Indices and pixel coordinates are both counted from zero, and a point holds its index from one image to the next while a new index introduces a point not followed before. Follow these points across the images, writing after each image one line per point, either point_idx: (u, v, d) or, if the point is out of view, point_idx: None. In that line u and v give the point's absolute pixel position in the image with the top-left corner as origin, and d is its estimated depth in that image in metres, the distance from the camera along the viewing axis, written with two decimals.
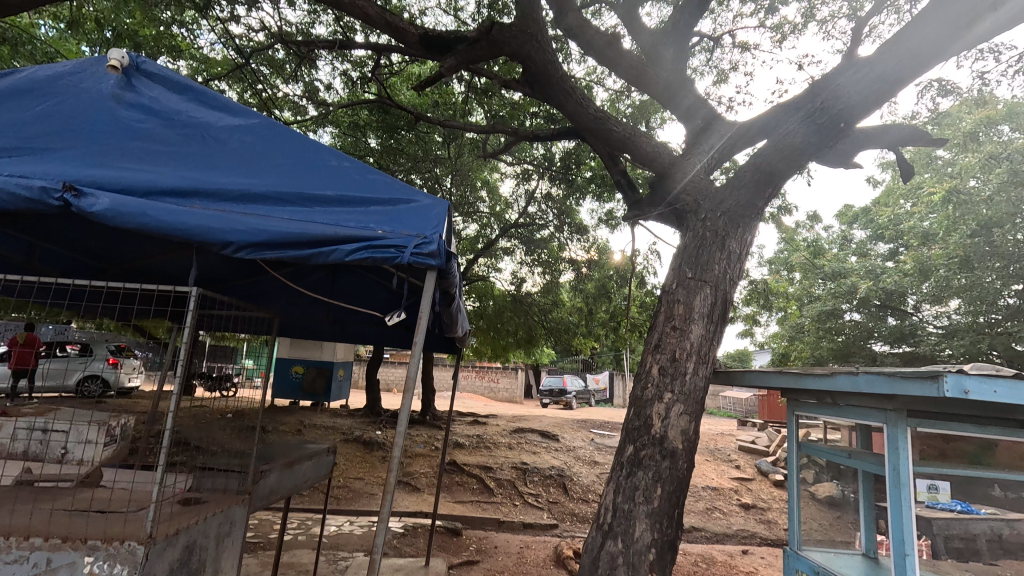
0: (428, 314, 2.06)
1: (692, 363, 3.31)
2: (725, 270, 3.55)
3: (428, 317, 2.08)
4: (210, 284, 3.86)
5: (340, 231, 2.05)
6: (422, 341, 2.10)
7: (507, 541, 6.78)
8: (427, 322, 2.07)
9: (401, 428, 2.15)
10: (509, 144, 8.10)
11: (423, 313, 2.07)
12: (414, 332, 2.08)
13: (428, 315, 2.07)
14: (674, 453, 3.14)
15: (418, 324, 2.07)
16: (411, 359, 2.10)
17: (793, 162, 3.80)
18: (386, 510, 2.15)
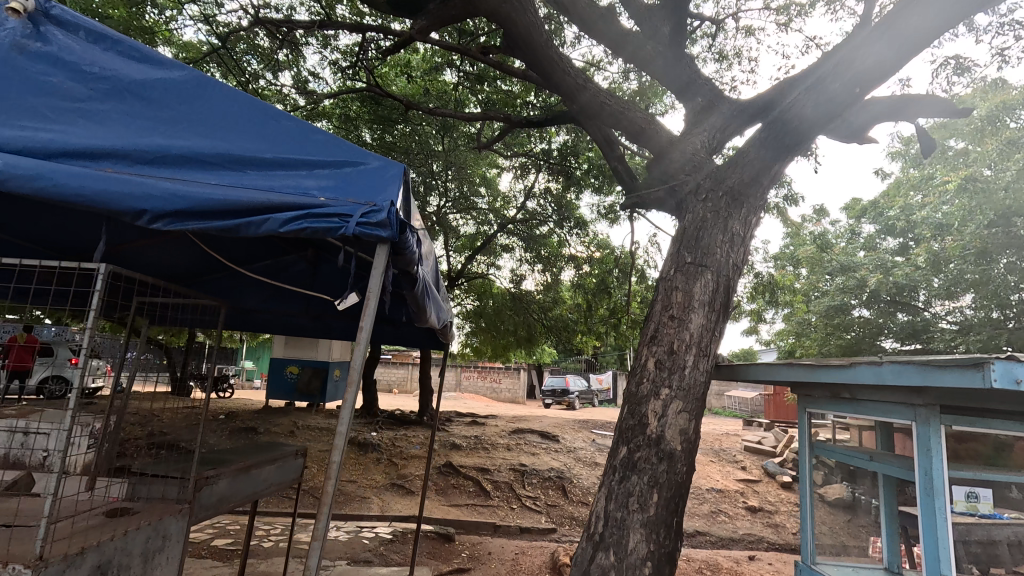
0: (377, 295, 1.77)
1: (691, 355, 3.00)
2: (727, 254, 3.24)
3: (377, 299, 1.78)
4: (174, 272, 3.60)
5: (275, 197, 1.76)
6: (370, 327, 1.80)
7: (501, 547, 6.46)
8: (376, 305, 1.78)
9: (344, 428, 1.86)
10: (504, 133, 7.79)
11: (371, 293, 1.77)
12: (361, 315, 1.79)
13: (377, 297, 1.78)
14: (672, 455, 2.83)
15: (365, 306, 1.78)
16: (358, 347, 1.81)
17: (794, 141, 3.49)
18: (322, 527, 1.86)
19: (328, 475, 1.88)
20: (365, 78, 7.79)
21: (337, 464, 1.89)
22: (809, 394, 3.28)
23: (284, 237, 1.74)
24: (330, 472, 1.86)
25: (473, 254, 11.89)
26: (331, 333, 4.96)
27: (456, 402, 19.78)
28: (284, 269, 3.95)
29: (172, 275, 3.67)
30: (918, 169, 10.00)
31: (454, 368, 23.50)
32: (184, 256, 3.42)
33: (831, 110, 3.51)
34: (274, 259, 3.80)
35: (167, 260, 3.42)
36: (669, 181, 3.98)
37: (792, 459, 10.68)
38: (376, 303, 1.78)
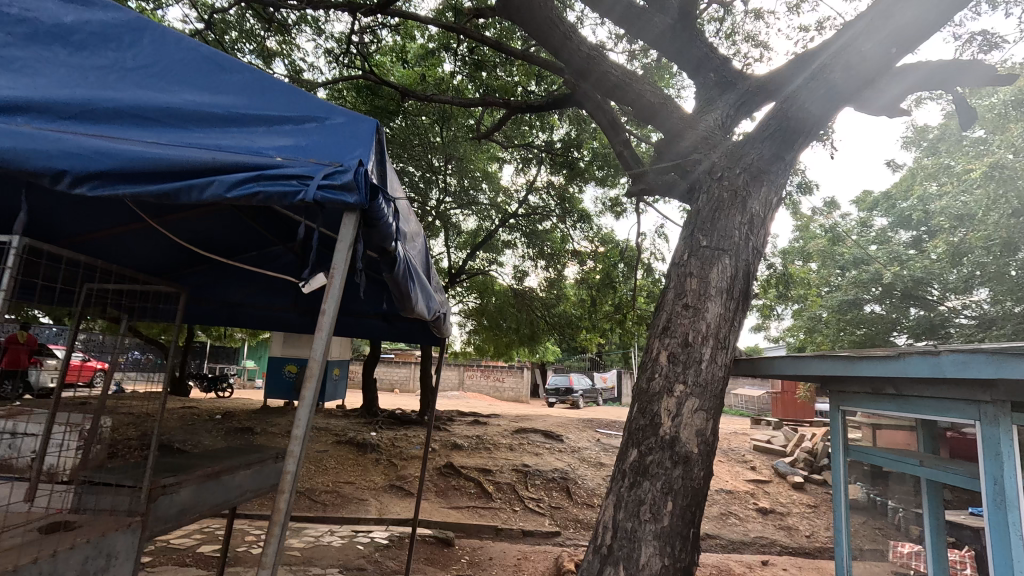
0: (343, 272, 1.49)
1: (707, 348, 2.71)
2: (746, 236, 2.95)
3: (344, 278, 1.51)
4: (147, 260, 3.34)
5: (223, 157, 1.48)
6: (334, 312, 1.52)
7: (503, 552, 6.18)
8: (342, 284, 1.50)
9: (302, 433, 1.54)
10: (505, 120, 7.47)
11: (336, 270, 1.49)
12: (324, 297, 1.51)
13: (344, 275, 1.50)
14: (689, 458, 2.55)
15: (329, 285, 1.50)
16: (321, 334, 1.52)
17: (819, 115, 3.20)
18: (272, 553, 1.53)
19: (280, 490, 1.55)
20: (359, 66, 7.50)
21: (292, 477, 1.55)
22: (842, 388, 3.05)
23: (232, 204, 1.46)
24: (283, 486, 1.53)
25: (474, 250, 11.60)
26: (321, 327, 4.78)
27: (458, 401, 19.50)
28: (271, 258, 3.76)
29: (149, 261, 3.42)
30: (932, 159, 9.63)
31: (457, 367, 23.24)
32: (160, 242, 3.19)
33: (859, 82, 3.21)
34: (260, 246, 3.58)
35: (140, 248, 3.18)
36: (680, 162, 3.67)
37: (803, 459, 10.37)
38: (342, 282, 1.51)
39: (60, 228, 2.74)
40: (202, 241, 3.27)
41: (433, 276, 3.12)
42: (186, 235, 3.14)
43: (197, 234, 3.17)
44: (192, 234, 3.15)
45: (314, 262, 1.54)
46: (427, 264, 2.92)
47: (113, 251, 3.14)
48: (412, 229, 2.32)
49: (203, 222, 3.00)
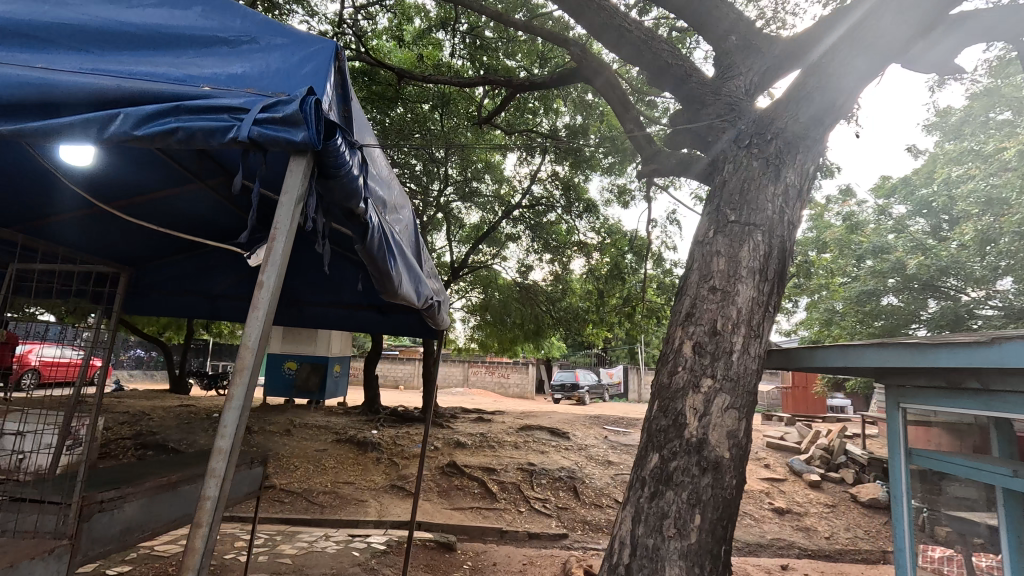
0: (287, 234, 1.14)
1: (738, 335, 2.35)
2: (780, 210, 2.58)
3: (290, 241, 1.15)
4: (109, 243, 3.05)
5: (131, 83, 1.14)
6: (278, 283, 1.14)
7: (507, 557, 5.85)
8: (286, 250, 1.14)
9: (227, 446, 1.09)
10: (506, 103, 7.10)
11: (278, 231, 1.14)
12: (264, 265, 1.13)
13: (290, 236, 1.15)
14: (720, 465, 2.20)
15: (269, 252, 1.13)
16: (258, 309, 1.12)
17: (860, 74, 2.84)
18: None
19: (196, 523, 1.04)
20: (354, 49, 7.15)
21: (214, 504, 1.05)
22: (904, 383, 2.81)
23: (142, 146, 1.12)
24: (200, 517, 1.03)
25: (476, 244, 11.25)
26: (309, 320, 4.52)
27: (462, 398, 19.18)
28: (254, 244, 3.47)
29: (123, 244, 3.17)
30: (954, 144, 9.19)
31: (461, 363, 22.94)
32: (130, 226, 2.92)
33: (905, 35, 2.86)
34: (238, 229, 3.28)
35: (108, 230, 2.91)
36: (700, 132, 3.28)
37: (818, 457, 9.97)
38: (288, 244, 1.15)
39: (15, 209, 2.51)
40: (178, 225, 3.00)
41: (423, 254, 2.80)
42: (156, 217, 2.87)
43: (169, 217, 2.90)
44: (164, 217, 2.88)
45: (253, 223, 1.19)
46: (415, 245, 2.60)
47: (78, 234, 2.89)
48: (392, 200, 2.01)
49: (172, 204, 2.73)
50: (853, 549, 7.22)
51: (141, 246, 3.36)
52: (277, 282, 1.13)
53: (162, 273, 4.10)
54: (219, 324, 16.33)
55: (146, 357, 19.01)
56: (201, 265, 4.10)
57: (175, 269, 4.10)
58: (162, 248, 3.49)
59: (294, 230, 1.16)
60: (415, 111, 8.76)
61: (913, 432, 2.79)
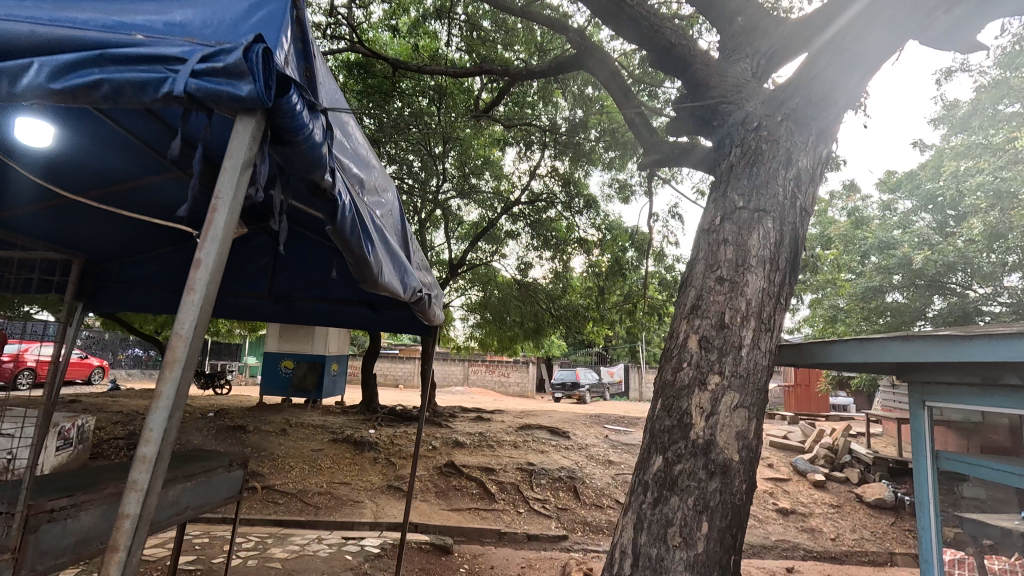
0: (229, 208, 0.99)
1: (748, 328, 2.18)
2: (791, 197, 2.41)
3: (233, 217, 1.01)
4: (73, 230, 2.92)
5: (50, 29, 0.98)
6: (218, 264, 1.00)
7: (506, 560, 5.69)
8: (229, 226, 1.00)
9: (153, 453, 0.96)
10: (504, 95, 6.92)
11: (219, 205, 0.99)
12: (202, 240, 0.99)
13: (231, 211, 1.00)
14: (729, 468, 2.04)
15: (208, 226, 0.99)
16: (193, 294, 0.99)
17: (873, 52, 2.68)
18: None
19: (112, 546, 0.92)
20: (347, 39, 6.97)
21: (133, 524, 0.93)
22: (928, 380, 2.70)
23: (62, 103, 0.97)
24: (116, 537, 0.91)
25: (475, 241, 11.08)
26: (298, 316, 4.38)
27: (462, 397, 19.11)
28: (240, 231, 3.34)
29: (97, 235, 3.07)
30: (961, 138, 9.01)
31: (461, 362, 22.79)
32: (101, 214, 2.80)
33: (926, 9, 2.68)
34: None
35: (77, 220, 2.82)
36: (706, 115, 3.10)
37: (822, 456, 9.82)
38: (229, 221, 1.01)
39: None
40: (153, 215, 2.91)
41: (411, 241, 2.66)
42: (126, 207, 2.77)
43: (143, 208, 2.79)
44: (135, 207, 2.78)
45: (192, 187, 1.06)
46: (402, 232, 2.46)
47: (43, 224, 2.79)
48: (371, 180, 1.87)
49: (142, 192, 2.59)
50: (860, 550, 7.04)
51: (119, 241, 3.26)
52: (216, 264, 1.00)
53: (146, 268, 3.93)
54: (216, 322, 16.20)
55: (144, 356, 18.88)
56: (187, 258, 3.94)
57: (160, 262, 3.93)
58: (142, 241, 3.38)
59: (237, 205, 1.02)
60: (412, 105, 8.59)
61: (935, 432, 2.70)
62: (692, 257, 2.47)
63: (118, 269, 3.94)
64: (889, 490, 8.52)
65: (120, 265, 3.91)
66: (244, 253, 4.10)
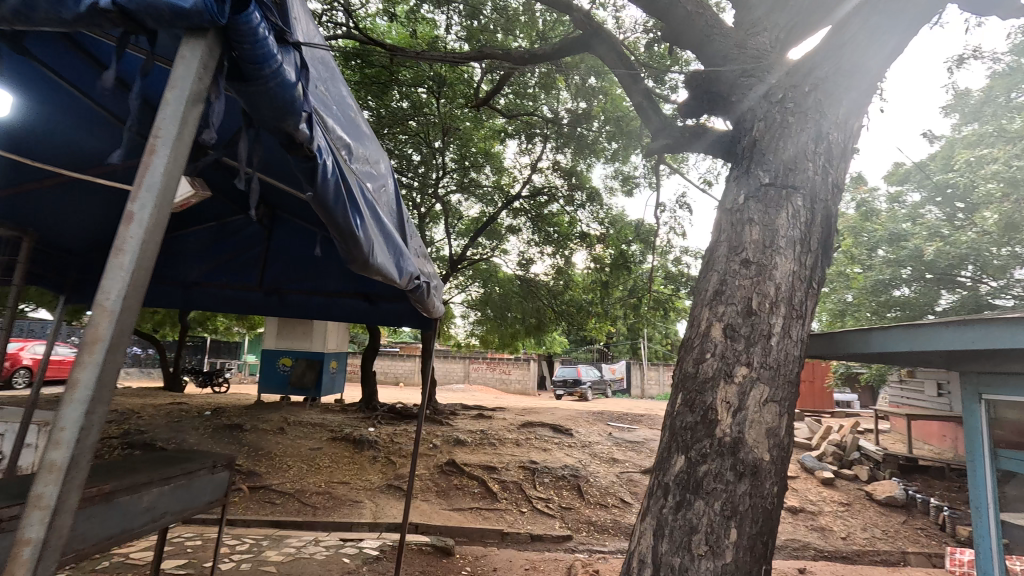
0: (169, 148, 0.91)
1: (778, 315, 1.99)
2: (823, 174, 2.21)
3: (175, 159, 0.93)
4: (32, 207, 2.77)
5: None
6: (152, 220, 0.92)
7: (509, 562, 5.51)
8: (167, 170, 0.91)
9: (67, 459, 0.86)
10: (504, 82, 6.68)
11: (158, 145, 0.91)
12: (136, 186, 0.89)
13: (172, 153, 0.92)
14: (759, 468, 1.85)
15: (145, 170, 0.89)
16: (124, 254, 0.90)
17: (910, 19, 2.47)
18: None
19: None
20: (342, 26, 6.75)
21: (35, 552, 0.83)
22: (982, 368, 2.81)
23: None
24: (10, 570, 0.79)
25: (476, 236, 10.89)
26: (290, 309, 4.25)
27: (464, 395, 18.93)
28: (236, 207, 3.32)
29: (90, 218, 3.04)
30: (974, 127, 8.78)
31: (462, 360, 22.62)
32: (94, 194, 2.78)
33: None
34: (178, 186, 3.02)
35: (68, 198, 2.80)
36: (723, 88, 2.87)
37: (830, 453, 9.64)
38: (169, 166, 0.92)
39: None
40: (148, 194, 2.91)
41: (408, 224, 2.47)
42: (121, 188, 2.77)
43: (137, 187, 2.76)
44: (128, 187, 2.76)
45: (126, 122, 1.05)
46: (397, 213, 2.27)
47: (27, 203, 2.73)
48: (361, 149, 1.69)
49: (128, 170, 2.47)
50: (873, 549, 6.85)
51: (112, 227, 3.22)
52: (154, 216, 0.91)
53: None
54: (214, 320, 16.03)
55: (142, 355, 18.74)
56: (175, 248, 3.94)
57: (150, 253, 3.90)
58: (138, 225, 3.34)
59: (181, 145, 0.93)
60: (410, 96, 8.38)
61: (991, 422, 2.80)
62: (713, 239, 2.27)
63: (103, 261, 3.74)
64: (900, 488, 8.33)
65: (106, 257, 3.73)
66: (233, 244, 3.98)
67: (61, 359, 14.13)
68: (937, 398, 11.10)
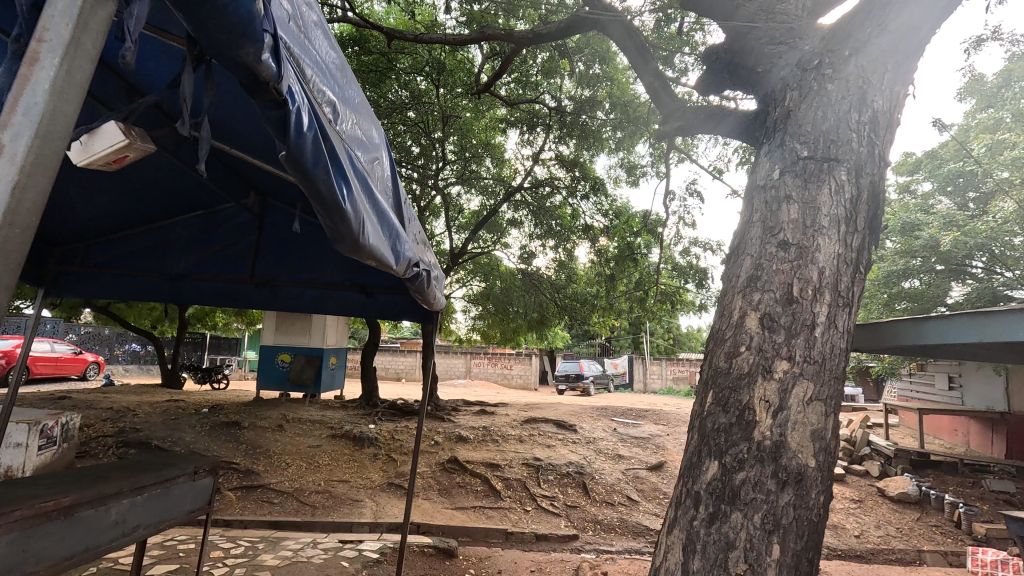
0: (57, 52, 0.84)
1: (822, 303, 1.77)
2: (869, 144, 1.98)
3: (68, 71, 0.86)
4: None
5: None
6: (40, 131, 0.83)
7: (513, 564, 5.32)
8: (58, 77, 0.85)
9: None
10: (506, 66, 6.41)
11: (43, 50, 0.84)
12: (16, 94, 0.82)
13: (64, 60, 0.85)
14: (804, 476, 1.63)
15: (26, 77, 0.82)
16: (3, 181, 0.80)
17: None
18: None
19: None
20: (339, 10, 6.51)
21: None
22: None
23: None
24: None
25: (476, 230, 10.64)
26: (283, 302, 4.02)
27: (465, 390, 18.75)
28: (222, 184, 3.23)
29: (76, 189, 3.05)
30: (991, 113, 8.51)
31: (464, 355, 22.41)
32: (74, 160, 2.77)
33: None
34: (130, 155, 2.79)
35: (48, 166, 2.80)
36: (751, 58, 2.63)
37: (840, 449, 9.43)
38: (58, 80, 0.85)
39: None
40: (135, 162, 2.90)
41: (405, 204, 2.24)
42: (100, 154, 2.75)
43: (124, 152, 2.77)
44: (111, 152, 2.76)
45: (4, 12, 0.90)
46: (392, 191, 2.04)
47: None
48: (350, 112, 1.46)
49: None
50: (887, 547, 6.62)
51: (100, 202, 3.23)
52: (34, 146, 0.82)
53: (117, 249, 3.73)
54: (213, 316, 15.85)
55: (141, 352, 18.61)
56: (158, 239, 3.75)
57: (133, 243, 3.73)
58: (125, 203, 3.34)
59: (76, 50, 0.87)
60: (409, 85, 8.10)
61: None
62: (744, 219, 2.06)
63: (83, 251, 3.71)
64: (913, 484, 8.13)
65: (86, 247, 3.69)
66: (222, 234, 3.78)
67: (58, 356, 13.97)
68: (949, 392, 10.89)
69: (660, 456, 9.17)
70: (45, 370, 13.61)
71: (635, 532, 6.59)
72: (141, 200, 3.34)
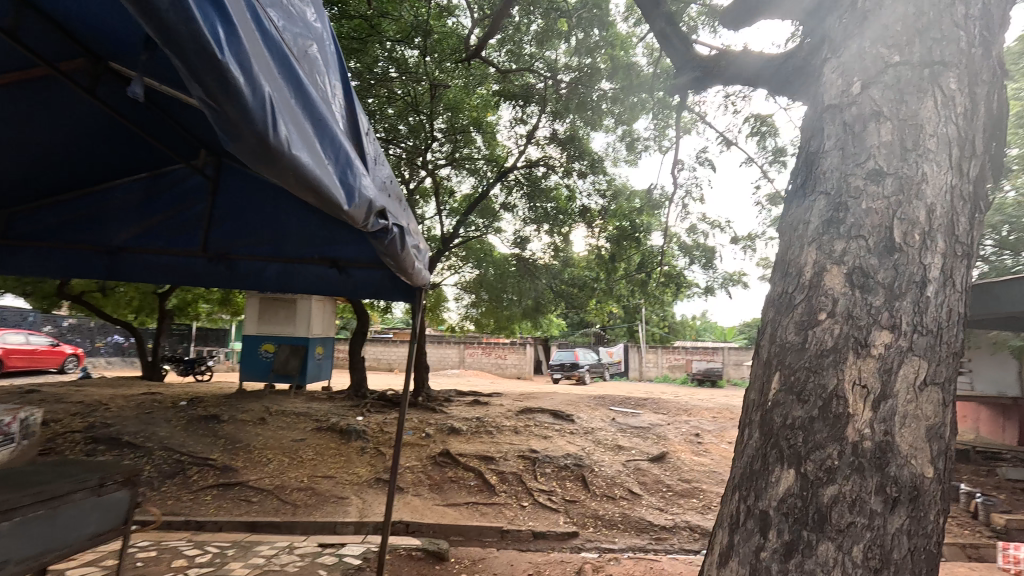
0: None
1: (934, 251, 1.29)
2: (981, 45, 1.48)
3: None
4: None
5: None
6: None
7: (510, 567, 4.88)
8: None
9: None
10: (496, 28, 5.81)
11: None
12: None
13: None
14: (920, 491, 1.17)
15: None
16: None
17: None
18: None
19: None
20: None
21: None
22: None
23: None
24: None
25: (467, 215, 10.07)
26: (242, 279, 3.53)
27: (459, 380, 18.34)
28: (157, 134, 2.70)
29: None
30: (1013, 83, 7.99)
31: (457, 345, 21.95)
32: None
33: None
34: (37, 94, 2.28)
35: None
36: None
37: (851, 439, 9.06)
38: None
39: None
40: (64, 110, 2.43)
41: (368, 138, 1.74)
42: (23, 98, 2.29)
43: (49, 92, 2.30)
44: (35, 97, 2.30)
45: None
46: (347, 115, 1.54)
47: None
48: None
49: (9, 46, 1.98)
50: None
51: (9, 161, 2.67)
52: None
53: (42, 220, 3.18)
54: (195, 306, 15.24)
55: (125, 344, 17.96)
56: (91, 207, 3.20)
57: (60, 212, 3.18)
58: (45, 166, 2.79)
59: None
60: (394, 56, 7.50)
61: None
62: (808, 150, 1.58)
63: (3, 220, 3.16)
64: None
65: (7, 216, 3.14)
66: (169, 200, 3.25)
67: (33, 349, 13.33)
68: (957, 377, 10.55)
69: (662, 447, 8.75)
70: (19, 363, 12.98)
71: (639, 528, 6.15)
72: (64, 161, 2.79)
